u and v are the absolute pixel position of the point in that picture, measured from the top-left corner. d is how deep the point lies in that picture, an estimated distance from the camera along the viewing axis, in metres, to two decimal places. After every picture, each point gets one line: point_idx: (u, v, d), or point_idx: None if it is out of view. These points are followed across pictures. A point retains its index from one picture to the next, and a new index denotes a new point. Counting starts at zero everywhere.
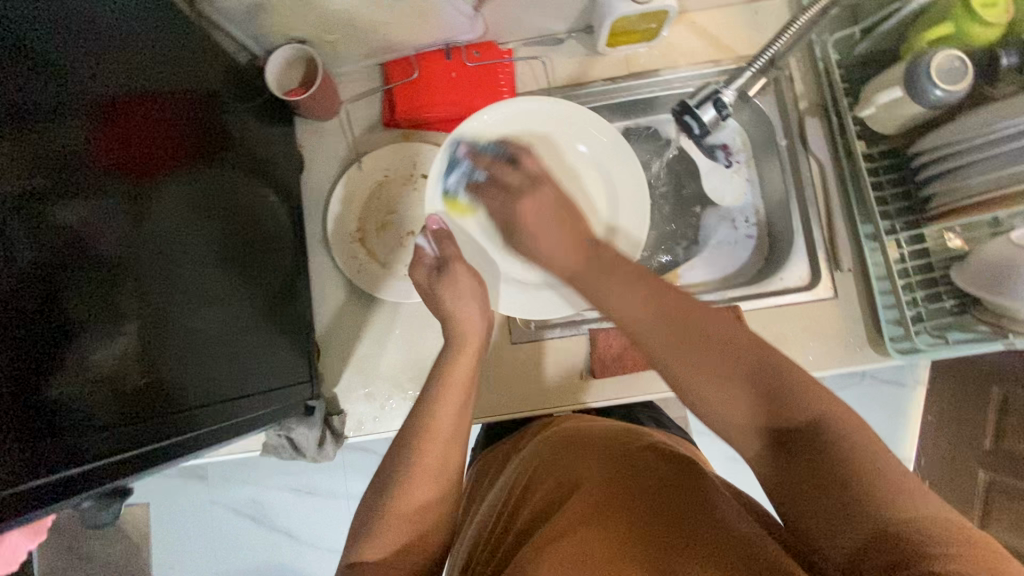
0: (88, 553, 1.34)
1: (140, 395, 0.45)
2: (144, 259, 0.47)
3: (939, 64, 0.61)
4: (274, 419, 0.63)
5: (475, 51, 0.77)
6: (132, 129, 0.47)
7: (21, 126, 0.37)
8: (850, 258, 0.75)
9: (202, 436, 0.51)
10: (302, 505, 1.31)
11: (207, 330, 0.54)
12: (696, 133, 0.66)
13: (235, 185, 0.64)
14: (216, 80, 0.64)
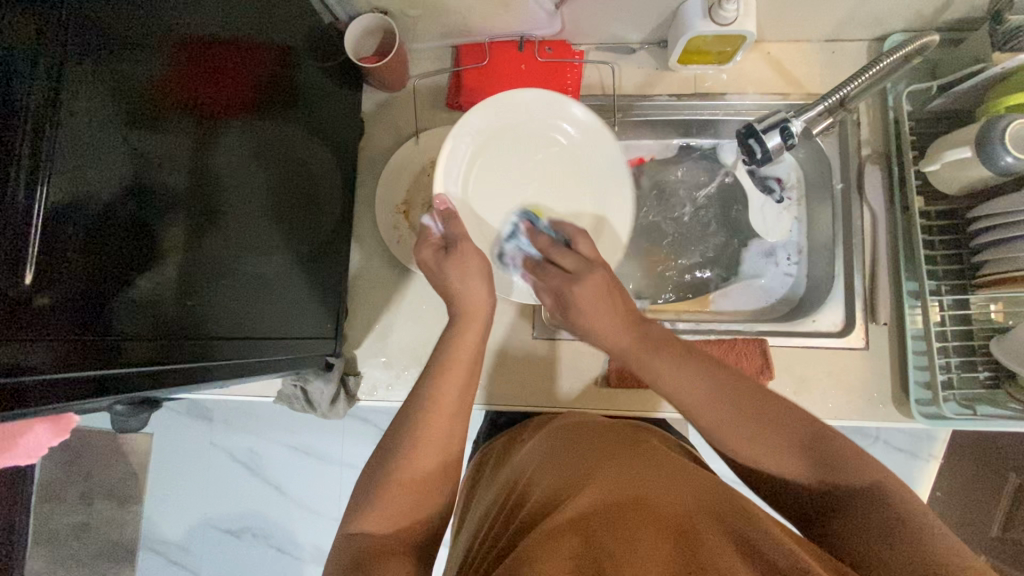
0: (87, 470, 1.39)
1: (182, 319, 0.46)
2: (204, 189, 0.49)
3: (1015, 130, 0.59)
4: (292, 368, 0.64)
5: (548, 47, 0.78)
6: (211, 63, 0.49)
7: (113, 43, 0.39)
8: (888, 312, 0.73)
9: (226, 370, 0.52)
10: (297, 463, 1.33)
11: (247, 270, 0.55)
12: (758, 158, 0.66)
13: (296, 138, 0.65)
14: (296, 35, 0.65)
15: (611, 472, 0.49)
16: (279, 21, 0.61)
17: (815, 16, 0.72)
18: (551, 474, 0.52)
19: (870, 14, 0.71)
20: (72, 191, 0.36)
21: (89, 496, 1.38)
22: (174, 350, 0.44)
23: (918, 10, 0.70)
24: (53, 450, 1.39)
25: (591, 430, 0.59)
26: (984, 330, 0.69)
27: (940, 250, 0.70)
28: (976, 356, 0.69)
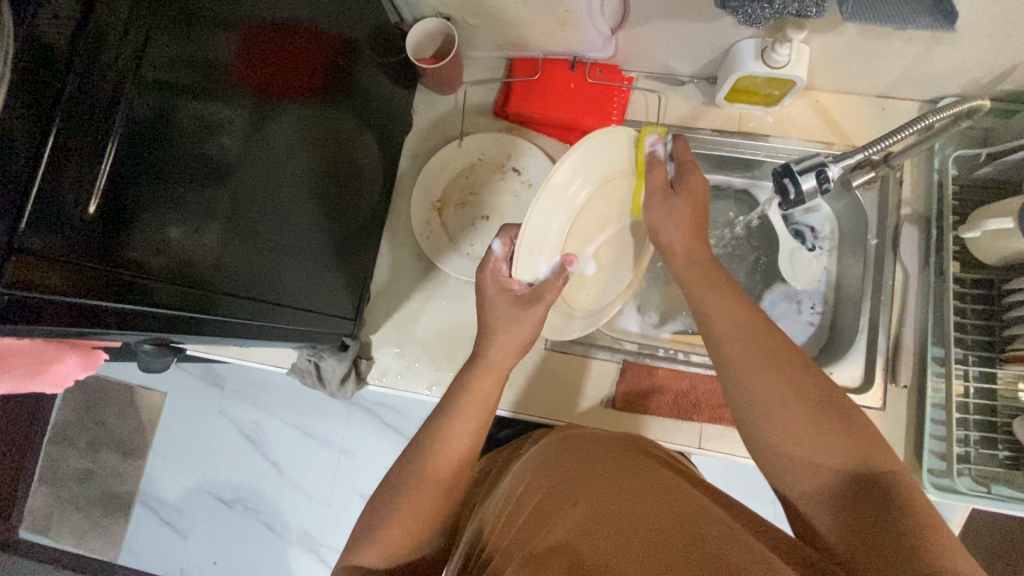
0: (101, 418, 1.44)
1: (211, 275, 0.48)
2: (253, 156, 0.51)
3: None
4: (306, 340, 0.66)
5: (599, 70, 0.80)
6: (281, 42, 0.53)
7: (196, 17, 0.42)
8: (910, 375, 0.71)
9: (243, 329, 0.54)
10: (297, 442, 1.35)
11: (278, 240, 0.58)
12: (790, 198, 0.66)
13: (346, 126, 0.68)
14: (362, 30, 0.69)
15: (599, 492, 0.50)
16: (350, 15, 0.65)
17: (869, 70, 0.73)
18: (543, 485, 0.52)
19: (925, 74, 0.72)
20: (134, 142, 0.38)
21: (98, 444, 1.43)
22: (203, 300, 0.47)
23: (974, 76, 0.70)
24: (74, 394, 1.45)
25: (589, 439, 0.59)
26: (1009, 407, 0.66)
27: (971, 317, 0.69)
28: (996, 433, 0.67)
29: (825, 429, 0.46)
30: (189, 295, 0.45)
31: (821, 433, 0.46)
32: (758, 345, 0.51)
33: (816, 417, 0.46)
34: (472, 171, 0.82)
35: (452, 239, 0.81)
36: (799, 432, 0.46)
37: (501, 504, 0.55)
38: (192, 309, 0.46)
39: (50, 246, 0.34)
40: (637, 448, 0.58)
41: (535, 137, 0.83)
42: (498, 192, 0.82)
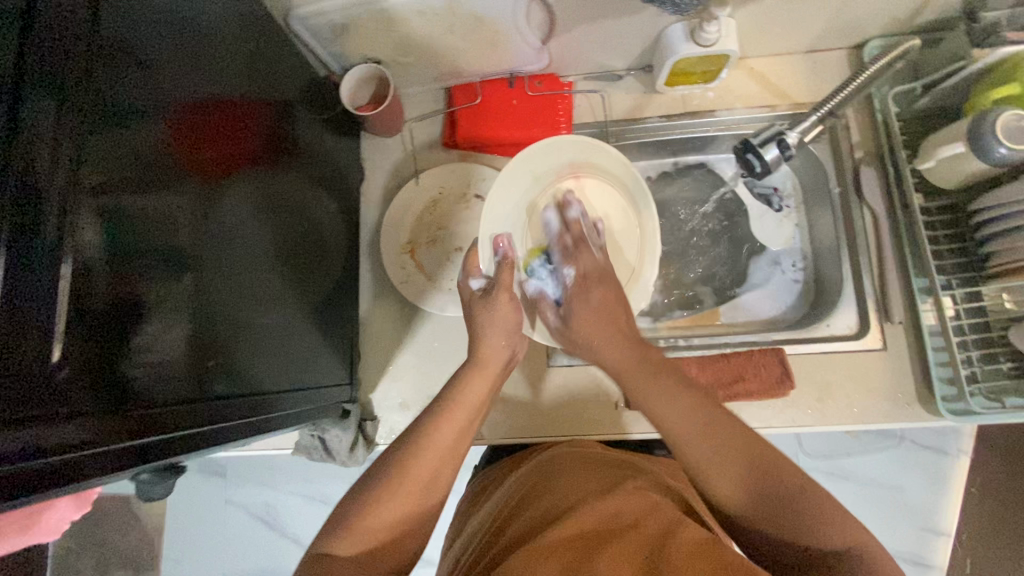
0: (103, 538, 1.36)
1: (193, 381, 0.45)
2: (210, 247, 0.49)
3: (1006, 121, 0.61)
4: (305, 418, 0.64)
5: (537, 82, 0.80)
6: (218, 128, 0.51)
7: (122, 121, 0.40)
8: (902, 311, 0.73)
9: (247, 430, 0.52)
10: (315, 514, 1.31)
11: (254, 325, 0.55)
12: (757, 170, 0.68)
13: (296, 189, 0.66)
14: (294, 88, 0.67)
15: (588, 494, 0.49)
16: (278, 80, 0.63)
17: (795, 28, 0.75)
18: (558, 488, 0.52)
19: (848, 22, 0.74)
20: (90, 271, 0.36)
21: (106, 565, 1.35)
22: (198, 414, 0.45)
23: (893, 16, 0.73)
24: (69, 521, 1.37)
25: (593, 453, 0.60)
26: (999, 320, 0.69)
27: (945, 243, 0.71)
28: (995, 348, 0.69)
29: (756, 459, 0.46)
30: (181, 416, 0.43)
31: (709, 408, 0.49)
32: (690, 389, 0.50)
33: (704, 438, 0.47)
34: (435, 206, 0.81)
35: (430, 278, 0.78)
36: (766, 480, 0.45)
37: (495, 518, 0.54)
38: (189, 428, 0.44)
39: (17, 404, 0.31)
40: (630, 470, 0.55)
41: (489, 159, 0.83)
42: (465, 221, 0.80)
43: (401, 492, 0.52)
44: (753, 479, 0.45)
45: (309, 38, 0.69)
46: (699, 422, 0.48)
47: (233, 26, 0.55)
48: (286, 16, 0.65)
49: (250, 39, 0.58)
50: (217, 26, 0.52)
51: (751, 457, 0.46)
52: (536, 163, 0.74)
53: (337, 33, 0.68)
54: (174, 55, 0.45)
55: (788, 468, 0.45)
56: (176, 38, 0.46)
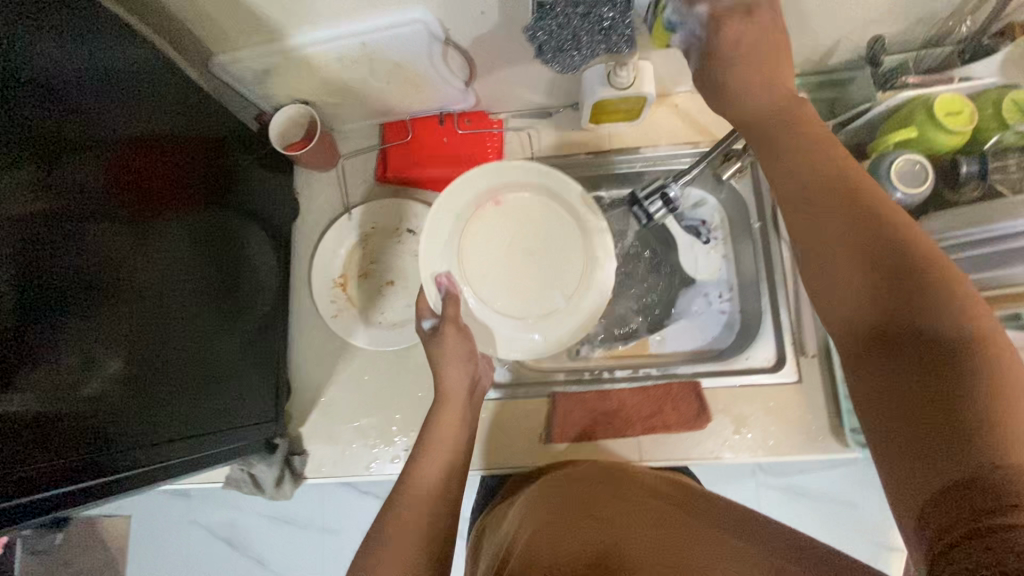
0: (68, 558, 1.36)
1: (82, 425, 0.49)
2: (122, 296, 0.53)
3: (899, 166, 0.63)
4: (220, 455, 0.67)
5: (467, 119, 0.81)
6: (138, 174, 0.55)
7: (29, 188, 0.43)
8: (817, 345, 0.75)
9: (137, 456, 0.55)
10: (277, 533, 1.31)
11: (167, 366, 0.59)
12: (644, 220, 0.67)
13: (227, 232, 0.70)
14: (225, 134, 0.70)
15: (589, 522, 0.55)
16: (210, 129, 0.67)
17: None
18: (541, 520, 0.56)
19: None
20: None
21: None
22: (73, 438, 0.49)
23: (806, 57, 0.75)
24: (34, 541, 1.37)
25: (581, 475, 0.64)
26: None
27: None
28: None
29: (938, 365, 0.37)
30: (53, 440, 0.47)
31: (857, 221, 0.43)
32: (823, 177, 0.45)
33: (869, 222, 0.42)
34: (367, 241, 0.82)
35: (361, 312, 0.80)
36: (929, 295, 0.39)
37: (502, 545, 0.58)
38: (60, 452, 0.47)
39: None
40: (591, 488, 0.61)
41: (422, 194, 0.84)
42: (397, 255, 0.82)
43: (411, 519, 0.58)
44: (932, 311, 0.39)
45: (233, 82, 0.71)
46: (817, 193, 0.45)
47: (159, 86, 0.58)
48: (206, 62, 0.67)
49: (178, 95, 0.61)
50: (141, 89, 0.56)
51: (888, 275, 0.41)
52: (452, 202, 0.75)
53: (260, 77, 0.70)
54: (99, 109, 0.50)
55: (969, 354, 0.37)
56: (97, 106, 0.50)
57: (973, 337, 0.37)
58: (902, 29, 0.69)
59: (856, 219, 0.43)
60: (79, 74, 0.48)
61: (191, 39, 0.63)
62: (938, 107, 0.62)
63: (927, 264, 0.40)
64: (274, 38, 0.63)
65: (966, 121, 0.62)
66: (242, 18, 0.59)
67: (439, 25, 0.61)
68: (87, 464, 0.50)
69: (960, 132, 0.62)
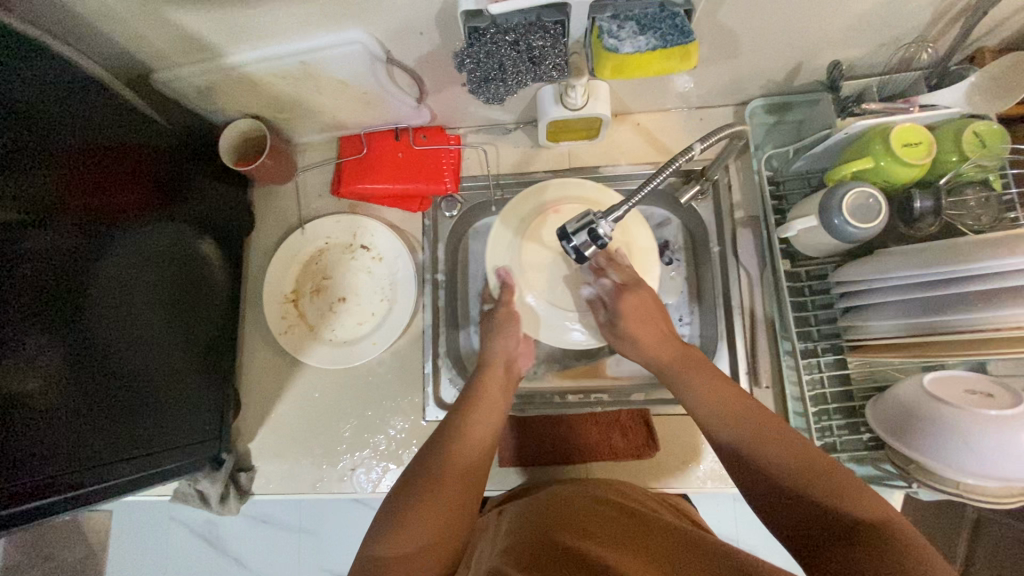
0: (49, 552, 1.33)
1: (26, 433, 0.50)
2: (60, 308, 0.54)
3: (851, 199, 0.61)
4: (173, 474, 0.67)
5: (423, 135, 0.80)
6: (71, 185, 0.57)
7: None
8: (770, 375, 0.74)
9: (90, 469, 0.56)
10: (253, 533, 1.23)
11: (117, 378, 0.60)
12: (572, 257, 0.54)
13: (178, 246, 0.71)
14: (175, 148, 0.71)
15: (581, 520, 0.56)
16: (154, 146, 0.68)
17: (671, 89, 0.75)
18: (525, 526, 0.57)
19: (724, 84, 0.74)
20: None
21: None
22: (23, 450, 0.49)
23: (768, 79, 0.73)
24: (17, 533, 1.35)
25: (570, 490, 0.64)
26: (863, 390, 0.69)
27: (813, 308, 0.71)
28: (857, 417, 0.69)
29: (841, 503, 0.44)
30: (2, 450, 0.48)
31: (759, 440, 0.51)
32: (723, 392, 0.56)
33: (773, 438, 0.51)
34: (321, 257, 0.82)
35: (313, 328, 0.80)
36: (736, 449, 0.52)
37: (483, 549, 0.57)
38: (9, 463, 0.48)
39: None
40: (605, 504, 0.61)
41: (379, 210, 0.84)
42: (350, 271, 0.82)
43: (443, 493, 0.55)
44: (845, 508, 0.43)
45: (180, 97, 0.70)
46: (743, 421, 0.53)
47: (92, 106, 0.60)
48: (148, 77, 0.66)
49: (114, 115, 0.63)
50: (73, 108, 0.57)
51: (809, 467, 0.47)
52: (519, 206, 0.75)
53: (205, 92, 0.69)
54: (27, 122, 0.52)
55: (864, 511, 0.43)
56: (22, 123, 0.52)
57: (868, 508, 0.43)
58: (865, 52, 0.66)
59: (793, 452, 0.49)
60: (6, 89, 0.50)
61: (128, 56, 0.62)
62: (895, 139, 0.60)
63: (815, 470, 0.47)
64: (213, 57, 0.62)
65: (921, 153, 0.60)
66: (176, 38, 0.59)
67: (378, 46, 0.60)
68: (37, 474, 0.51)
69: (914, 164, 0.60)
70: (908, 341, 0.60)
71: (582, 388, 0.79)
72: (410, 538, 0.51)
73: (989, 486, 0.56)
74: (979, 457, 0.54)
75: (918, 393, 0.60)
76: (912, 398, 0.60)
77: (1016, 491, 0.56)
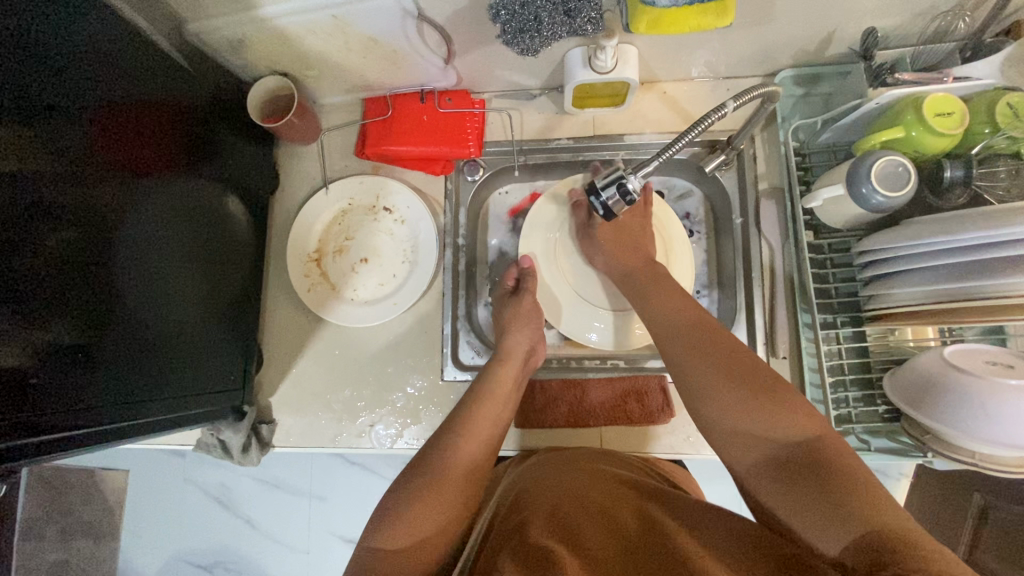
0: (67, 508, 1.34)
1: (73, 368, 0.53)
2: (108, 253, 0.57)
3: (880, 167, 0.60)
4: (199, 421, 0.69)
5: (448, 98, 0.80)
6: (110, 139, 0.58)
7: (19, 146, 0.48)
8: (787, 346, 0.74)
9: (114, 408, 0.57)
10: (267, 496, 1.25)
11: (156, 323, 0.63)
12: (599, 215, 0.55)
13: (211, 201, 0.73)
14: (205, 105, 0.72)
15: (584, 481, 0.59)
16: (188, 101, 0.69)
17: (699, 56, 0.75)
18: (537, 487, 0.59)
19: (753, 53, 0.74)
20: None
21: (68, 533, 1.34)
22: (67, 383, 0.52)
23: (799, 49, 0.72)
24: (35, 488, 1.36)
25: (582, 463, 0.65)
26: (881, 363, 0.70)
27: (834, 281, 0.72)
28: (873, 389, 0.70)
29: (775, 421, 0.47)
30: (48, 380, 0.50)
31: (713, 366, 0.53)
32: (685, 321, 0.59)
33: (724, 362, 0.53)
34: (344, 217, 0.83)
35: (335, 287, 0.81)
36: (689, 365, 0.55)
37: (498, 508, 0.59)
38: (43, 395, 0.50)
39: None
40: (595, 477, 0.60)
41: (401, 172, 0.84)
42: (372, 232, 0.83)
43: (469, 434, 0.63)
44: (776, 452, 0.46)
45: (210, 51, 0.71)
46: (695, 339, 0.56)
47: (127, 56, 0.60)
48: (180, 29, 0.67)
49: (149, 67, 0.63)
50: (116, 59, 0.59)
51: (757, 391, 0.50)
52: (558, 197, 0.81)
53: (235, 46, 0.70)
54: (80, 71, 0.54)
55: (804, 428, 0.46)
56: (77, 73, 0.54)
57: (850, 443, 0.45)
58: (900, 22, 0.66)
59: (720, 372, 0.52)
60: (57, 37, 0.52)
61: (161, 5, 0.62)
62: (928, 107, 0.59)
63: (754, 389, 0.50)
64: (246, 8, 0.62)
65: (955, 122, 0.59)
66: None
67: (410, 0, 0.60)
68: (67, 407, 0.52)
69: (947, 134, 0.59)
70: (933, 308, 0.58)
71: (599, 353, 0.80)
72: (435, 506, 0.55)
73: (1005, 456, 0.56)
74: (995, 425, 0.55)
75: (937, 363, 0.60)
76: (931, 368, 0.60)
77: None
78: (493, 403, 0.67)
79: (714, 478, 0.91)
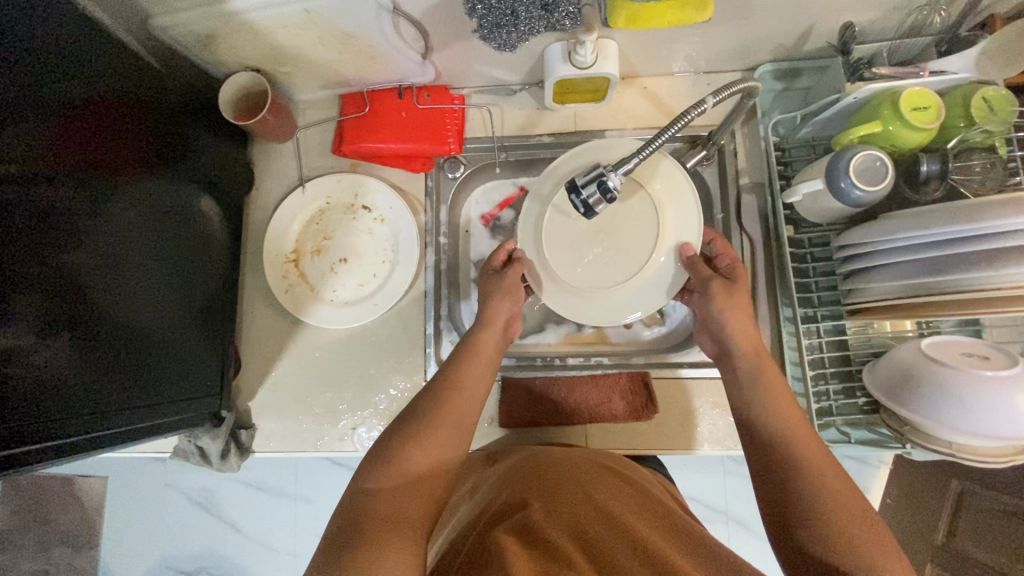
0: (44, 517, 1.30)
1: (39, 376, 0.50)
2: (75, 257, 0.55)
3: (860, 162, 0.60)
4: (171, 427, 0.67)
5: (426, 94, 0.79)
6: (69, 137, 0.55)
7: None
8: (768, 340, 0.75)
9: (83, 417, 0.55)
10: (251, 500, 1.23)
11: (128, 328, 0.60)
12: (581, 213, 0.54)
13: (184, 202, 0.71)
14: (174, 101, 0.70)
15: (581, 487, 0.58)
16: (157, 98, 0.67)
17: (680, 51, 0.74)
18: (523, 487, 0.58)
19: (733, 48, 0.74)
20: None
21: (46, 542, 1.31)
22: (33, 393, 0.50)
23: (778, 44, 0.72)
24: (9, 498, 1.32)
25: (572, 460, 0.64)
26: (860, 355, 0.71)
27: (814, 276, 0.72)
28: (853, 381, 0.70)
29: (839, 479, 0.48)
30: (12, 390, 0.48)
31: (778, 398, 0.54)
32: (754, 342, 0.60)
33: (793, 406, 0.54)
34: (322, 217, 0.81)
35: (314, 288, 0.80)
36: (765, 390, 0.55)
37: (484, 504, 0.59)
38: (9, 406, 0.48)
39: None
40: (588, 480, 0.59)
41: (381, 170, 0.83)
42: (351, 232, 0.81)
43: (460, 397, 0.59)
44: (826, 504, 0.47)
45: (178, 47, 0.68)
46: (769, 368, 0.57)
47: (92, 52, 0.57)
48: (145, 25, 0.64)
49: (115, 63, 0.61)
50: (80, 54, 0.56)
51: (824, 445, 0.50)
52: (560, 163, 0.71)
53: (204, 41, 0.67)
54: (41, 66, 0.52)
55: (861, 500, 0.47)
56: (37, 68, 0.51)
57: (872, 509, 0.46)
58: (877, 16, 0.66)
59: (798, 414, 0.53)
60: (14, 30, 0.49)
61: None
62: (904, 102, 0.60)
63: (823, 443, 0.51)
64: (213, 2, 0.60)
65: (931, 117, 0.60)
66: None
67: None
68: (33, 417, 0.50)
69: (924, 128, 0.60)
70: (911, 301, 0.59)
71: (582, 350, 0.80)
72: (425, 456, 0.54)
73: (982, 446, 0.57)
74: (972, 416, 0.55)
75: (914, 355, 0.61)
76: (909, 360, 0.61)
77: (1008, 450, 0.57)
78: (481, 364, 0.63)
79: (698, 471, 0.92)
